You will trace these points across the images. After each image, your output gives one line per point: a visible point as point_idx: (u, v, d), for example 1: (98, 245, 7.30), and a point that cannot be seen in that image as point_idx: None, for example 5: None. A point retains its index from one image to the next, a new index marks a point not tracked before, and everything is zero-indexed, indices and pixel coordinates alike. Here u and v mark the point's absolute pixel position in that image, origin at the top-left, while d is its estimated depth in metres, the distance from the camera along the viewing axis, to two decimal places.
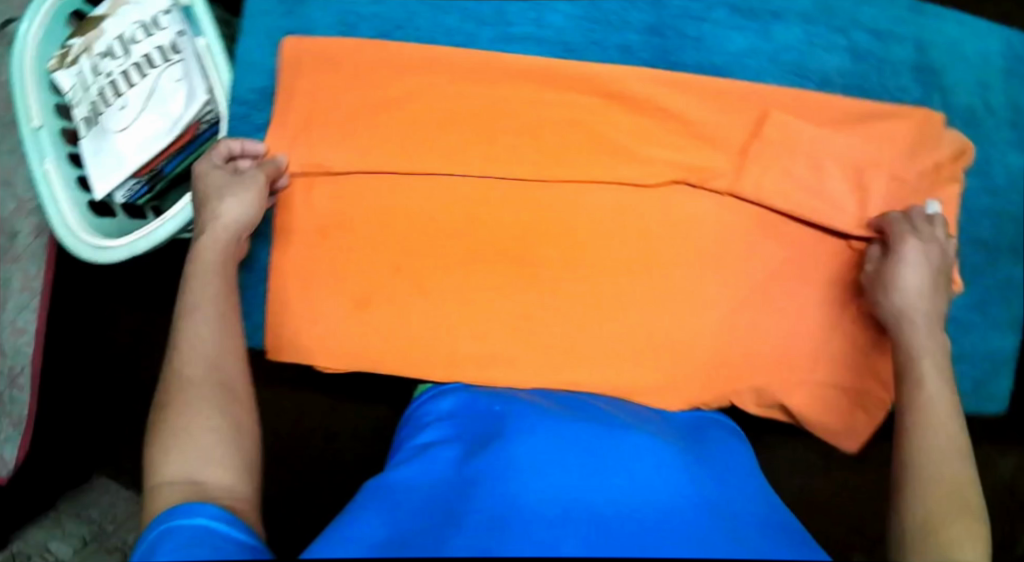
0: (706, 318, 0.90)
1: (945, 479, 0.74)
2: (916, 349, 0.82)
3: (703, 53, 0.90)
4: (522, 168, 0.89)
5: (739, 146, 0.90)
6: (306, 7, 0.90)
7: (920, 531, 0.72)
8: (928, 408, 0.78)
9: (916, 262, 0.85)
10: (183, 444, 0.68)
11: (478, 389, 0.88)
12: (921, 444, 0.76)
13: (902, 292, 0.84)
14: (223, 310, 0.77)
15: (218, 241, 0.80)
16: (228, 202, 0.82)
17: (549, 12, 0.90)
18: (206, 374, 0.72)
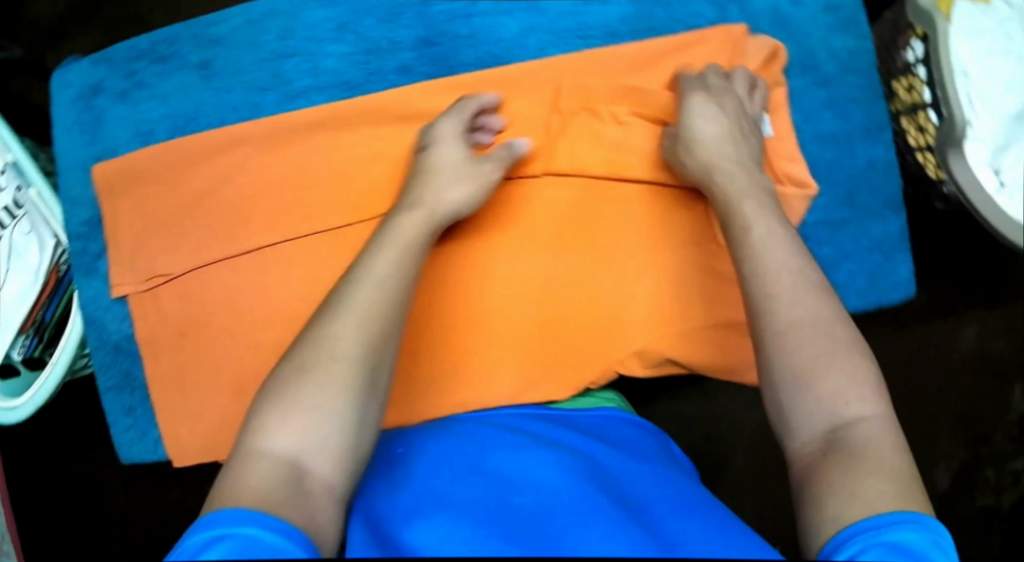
0: (565, 300, 0.88)
1: (800, 322, 0.71)
2: (731, 195, 0.80)
3: (479, 47, 0.90)
4: (344, 214, 0.89)
5: (544, 125, 0.89)
6: (105, 130, 0.92)
7: (799, 389, 0.69)
8: (767, 251, 0.75)
9: (708, 111, 0.84)
10: (303, 421, 0.67)
11: None
12: (771, 298, 0.73)
13: (702, 147, 0.83)
14: (394, 292, 0.74)
15: (420, 219, 0.79)
16: (449, 183, 0.82)
17: (321, 58, 0.89)
18: (361, 353, 0.70)
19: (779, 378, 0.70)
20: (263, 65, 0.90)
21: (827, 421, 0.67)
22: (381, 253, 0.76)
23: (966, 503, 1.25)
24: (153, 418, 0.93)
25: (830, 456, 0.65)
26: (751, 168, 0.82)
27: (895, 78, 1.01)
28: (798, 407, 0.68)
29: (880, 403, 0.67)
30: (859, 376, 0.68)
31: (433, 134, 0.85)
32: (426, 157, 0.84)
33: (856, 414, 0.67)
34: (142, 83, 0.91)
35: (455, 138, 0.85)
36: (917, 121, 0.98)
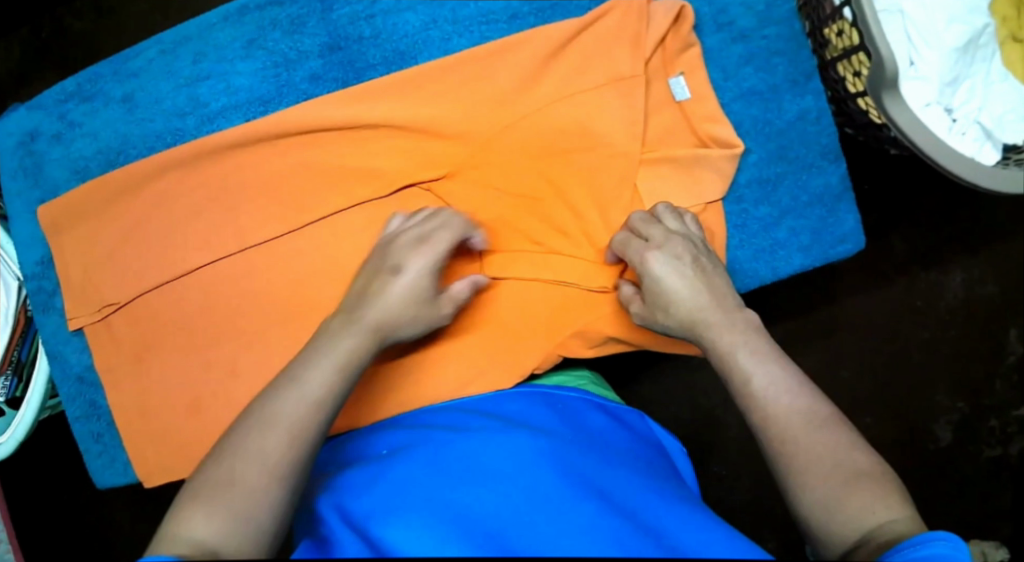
0: (498, 289, 0.89)
1: (822, 458, 0.68)
2: (732, 358, 0.77)
3: (384, 45, 0.90)
4: (274, 226, 0.90)
5: (458, 118, 0.87)
6: (43, 171, 0.95)
7: (821, 512, 0.66)
8: (771, 398, 0.73)
9: (675, 272, 0.81)
10: (226, 518, 0.63)
11: (351, 433, 0.85)
12: (785, 441, 0.70)
13: (681, 309, 0.81)
14: (330, 401, 0.71)
15: (360, 342, 0.76)
16: (405, 320, 0.80)
17: (233, 77, 0.91)
18: (288, 465, 0.66)
19: (798, 487, 0.68)
20: (179, 91, 0.92)
21: (853, 531, 0.65)
22: (315, 360, 0.73)
23: (972, 455, 1.21)
24: (121, 443, 0.95)
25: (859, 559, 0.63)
26: (734, 315, 0.80)
27: (824, 25, 0.97)
28: (822, 515, 0.66)
29: (905, 505, 0.66)
30: (878, 479, 0.67)
31: (405, 259, 0.81)
32: (385, 281, 0.80)
33: (881, 520, 0.65)
34: (74, 123, 0.94)
35: (427, 274, 0.81)
36: (852, 65, 0.95)
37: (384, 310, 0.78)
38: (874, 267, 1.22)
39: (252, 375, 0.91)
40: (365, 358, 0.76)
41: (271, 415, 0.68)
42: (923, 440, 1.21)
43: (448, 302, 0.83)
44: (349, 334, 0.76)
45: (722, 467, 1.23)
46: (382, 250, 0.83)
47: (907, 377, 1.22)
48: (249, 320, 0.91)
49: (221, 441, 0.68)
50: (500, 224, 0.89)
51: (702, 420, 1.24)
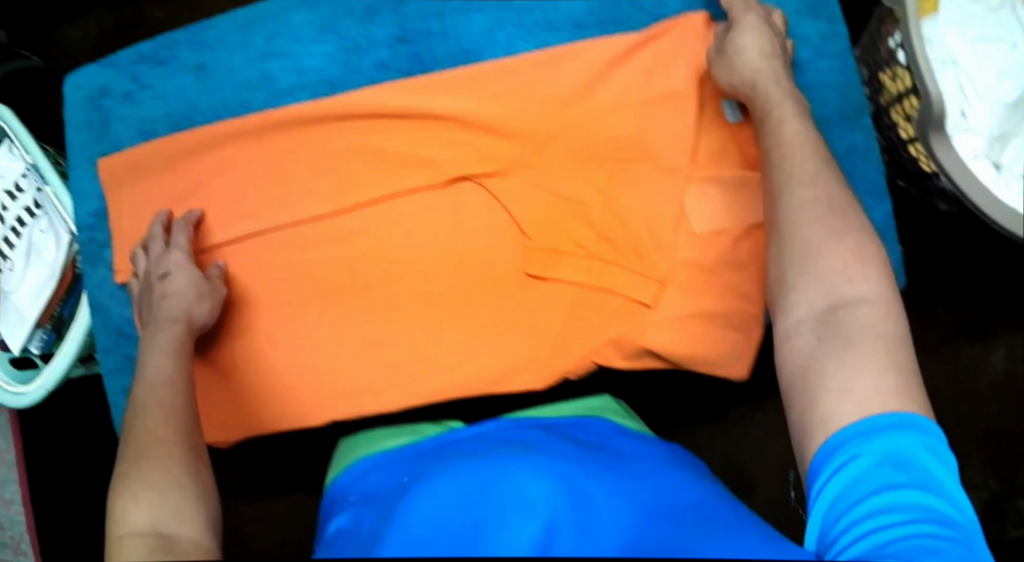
0: (538, 290, 0.91)
1: (824, 237, 0.72)
2: (777, 119, 0.80)
3: (452, 42, 0.92)
4: (327, 204, 0.93)
5: (514, 118, 0.90)
6: (110, 128, 0.98)
7: (800, 261, 0.73)
8: (791, 142, 0.79)
9: (755, 26, 0.84)
10: (150, 494, 0.71)
11: (382, 458, 0.86)
12: (790, 207, 0.75)
13: (746, 58, 0.83)
14: (177, 366, 0.84)
15: (172, 329, 0.87)
16: (193, 301, 0.89)
17: (304, 57, 0.93)
18: (175, 434, 0.76)
19: (790, 274, 0.73)
20: (252, 65, 0.95)
21: (827, 298, 0.70)
22: (146, 363, 0.84)
23: (995, 534, 1.19)
24: None
25: (825, 339, 0.69)
26: (789, 86, 0.83)
27: (880, 68, 0.98)
28: (804, 278, 0.72)
29: (882, 283, 0.70)
30: (867, 264, 0.71)
31: (167, 263, 0.91)
32: (156, 289, 0.90)
33: (858, 294, 0.70)
34: (145, 85, 0.97)
35: (186, 265, 0.91)
36: (904, 110, 0.95)
37: (170, 303, 0.88)
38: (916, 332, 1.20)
39: (292, 347, 0.94)
40: (185, 342, 0.87)
41: (140, 413, 0.78)
42: None
43: (213, 278, 0.92)
44: (160, 331, 0.86)
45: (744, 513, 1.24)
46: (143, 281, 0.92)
47: None
48: (298, 294, 0.94)
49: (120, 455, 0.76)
50: (547, 226, 0.91)
51: (725, 460, 1.25)
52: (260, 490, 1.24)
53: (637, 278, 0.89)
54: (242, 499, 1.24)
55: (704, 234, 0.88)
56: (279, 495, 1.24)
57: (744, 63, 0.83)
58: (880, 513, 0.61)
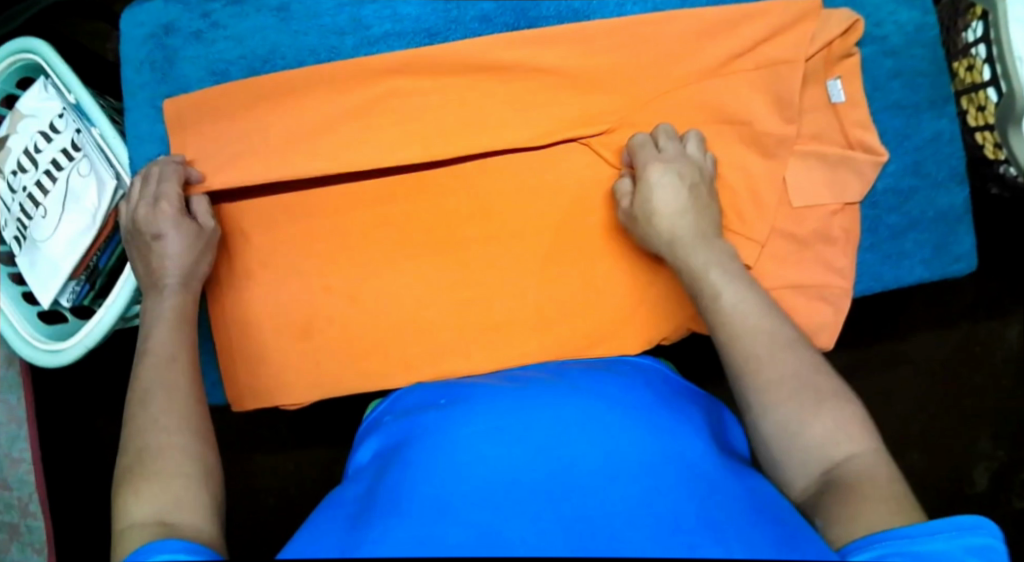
0: (635, 254, 0.90)
1: (783, 380, 0.72)
2: (697, 269, 0.81)
3: (560, 0, 0.91)
4: (419, 162, 0.89)
5: (619, 83, 0.90)
6: (177, 68, 0.92)
7: (783, 438, 0.71)
8: (738, 313, 0.77)
9: (668, 184, 0.85)
10: (155, 483, 0.68)
11: (433, 392, 0.82)
12: (746, 357, 0.74)
13: (662, 220, 0.84)
14: (180, 334, 0.81)
15: (171, 292, 0.84)
16: (193, 260, 0.85)
17: (401, 5, 0.90)
18: (179, 418, 0.73)
19: (768, 436, 0.72)
20: (342, 9, 0.90)
21: (821, 466, 0.69)
22: (151, 332, 0.81)
23: (1001, 505, 1.24)
24: (213, 361, 0.93)
25: (827, 494, 0.67)
26: (712, 240, 0.84)
27: (956, 58, 1.03)
28: (790, 447, 0.70)
29: (869, 434, 0.69)
30: (841, 413, 0.70)
31: (158, 222, 0.85)
32: (151, 250, 0.85)
33: (847, 454, 0.68)
34: (218, 24, 0.91)
35: (178, 218, 0.85)
36: (977, 100, 1.00)
37: (170, 267, 0.84)
38: (945, 310, 1.24)
39: (377, 304, 0.89)
40: (190, 308, 0.84)
41: (142, 387, 0.76)
42: (956, 482, 1.23)
43: (205, 221, 0.87)
44: (165, 296, 0.84)
45: None
46: (132, 235, 0.86)
47: (954, 421, 1.24)
48: (383, 252, 0.90)
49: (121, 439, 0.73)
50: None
51: None
52: (284, 453, 1.18)
53: (739, 241, 0.89)
54: (266, 458, 1.18)
55: (799, 207, 0.90)
56: (306, 461, 1.18)
57: (660, 216, 0.84)
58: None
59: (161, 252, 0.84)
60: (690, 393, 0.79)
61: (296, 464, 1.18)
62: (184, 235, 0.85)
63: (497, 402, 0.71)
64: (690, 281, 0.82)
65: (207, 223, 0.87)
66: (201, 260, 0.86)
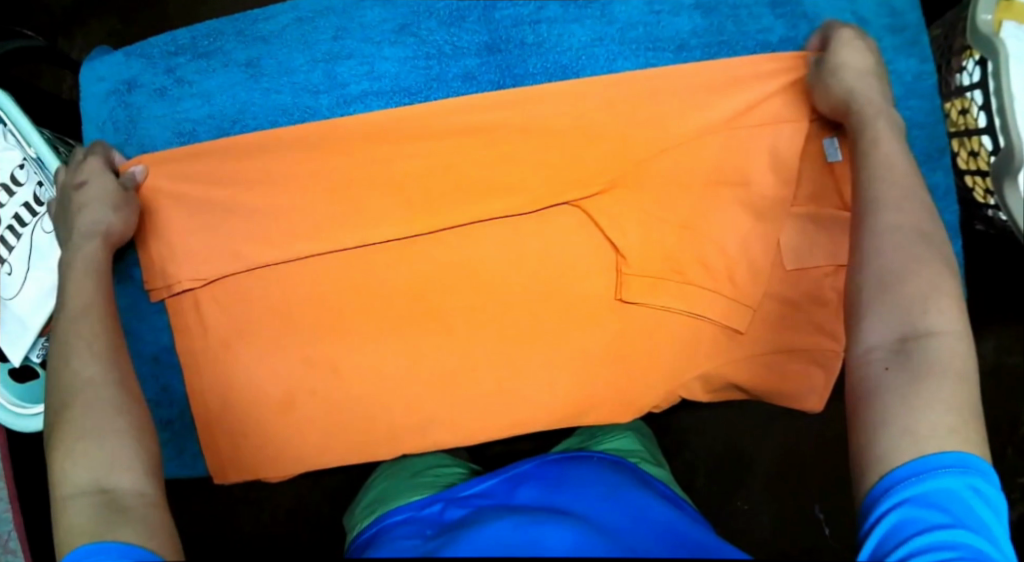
0: (625, 320, 0.87)
1: (905, 233, 0.72)
2: (866, 114, 0.80)
3: (547, 55, 0.86)
4: (397, 229, 0.86)
5: (609, 143, 0.86)
6: (139, 126, 0.87)
7: (883, 279, 0.70)
8: (887, 164, 0.76)
9: (853, 42, 0.83)
10: (85, 450, 0.67)
11: (413, 511, 0.79)
12: (880, 207, 0.74)
13: (846, 75, 0.82)
14: (99, 281, 0.78)
15: (91, 245, 0.80)
16: (106, 211, 0.81)
17: (378, 62, 0.85)
18: (105, 371, 0.72)
19: (866, 288, 0.71)
20: (316, 66, 0.85)
21: (901, 326, 0.68)
22: (66, 285, 0.78)
23: None
24: (192, 434, 0.90)
25: (895, 368, 0.67)
26: (889, 106, 0.81)
27: (948, 99, 1.00)
28: (886, 299, 0.69)
29: (962, 319, 0.68)
30: (946, 297, 0.69)
31: (82, 171, 0.82)
32: (70, 200, 0.82)
33: (935, 326, 0.67)
34: (183, 80, 0.86)
35: (102, 173, 0.82)
36: (969, 145, 0.98)
37: (85, 214, 0.80)
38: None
39: (360, 379, 0.87)
40: (106, 257, 0.80)
41: (66, 355, 0.73)
42: None
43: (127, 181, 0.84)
44: (82, 245, 0.80)
45: (744, 501, 1.24)
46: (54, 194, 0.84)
47: None
48: (364, 321, 0.87)
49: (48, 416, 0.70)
50: (644, 249, 0.87)
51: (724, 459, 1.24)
52: None
53: (732, 308, 0.87)
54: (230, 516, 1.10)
55: (792, 269, 0.89)
56: (265, 512, 1.10)
57: (853, 75, 0.82)
58: (930, 550, 0.60)
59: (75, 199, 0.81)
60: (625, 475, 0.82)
61: (254, 523, 1.10)
62: (100, 185, 0.82)
63: (485, 521, 0.72)
64: (855, 125, 0.80)
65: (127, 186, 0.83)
66: (115, 214, 0.82)
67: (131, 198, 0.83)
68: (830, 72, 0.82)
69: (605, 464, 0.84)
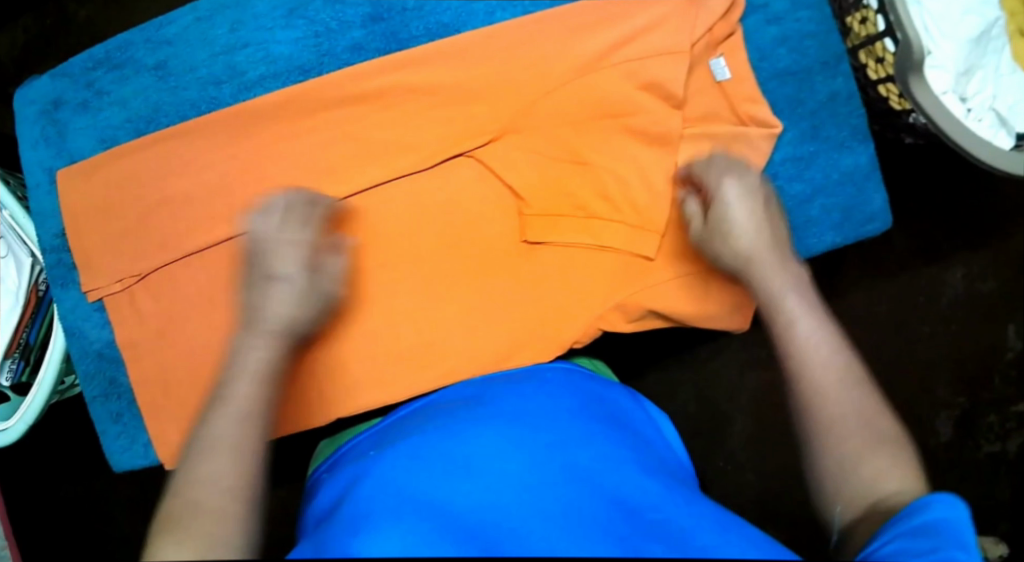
0: (536, 261, 0.91)
1: (840, 418, 0.71)
2: (775, 286, 0.82)
3: (428, 18, 0.91)
4: (307, 201, 0.90)
5: (497, 93, 0.89)
6: (68, 140, 0.93)
7: (841, 474, 0.69)
8: (806, 346, 0.76)
9: (741, 200, 0.85)
10: (194, 542, 0.60)
11: (400, 412, 0.85)
12: (814, 385, 0.74)
13: (741, 243, 0.84)
14: (266, 389, 0.72)
15: (271, 340, 0.77)
16: (298, 313, 0.80)
17: (272, 46, 0.90)
18: (242, 472, 0.65)
19: (828, 473, 0.70)
20: (216, 59, 0.91)
21: (865, 496, 0.67)
22: (234, 383, 0.72)
23: (972, 450, 1.21)
24: (142, 423, 0.94)
25: (868, 527, 0.65)
26: (787, 259, 0.84)
27: (849, 13, 0.99)
28: (845, 480, 0.69)
29: (915, 471, 0.68)
30: (902, 459, 0.69)
31: (275, 264, 0.80)
32: (264, 292, 0.79)
33: (896, 488, 0.67)
34: (102, 92, 0.92)
35: (305, 264, 0.81)
36: (875, 53, 0.97)
37: (276, 313, 0.78)
38: (877, 263, 1.21)
39: None
40: (275, 358, 0.76)
41: (221, 415, 0.69)
42: (920, 434, 1.21)
43: (328, 277, 0.83)
44: (256, 340, 0.76)
45: (726, 458, 1.25)
46: (252, 253, 0.82)
47: (910, 367, 1.21)
48: None
49: (183, 456, 0.67)
50: (542, 189, 0.90)
51: (699, 412, 1.26)
52: None
53: (636, 235, 0.89)
54: None
55: (695, 190, 0.90)
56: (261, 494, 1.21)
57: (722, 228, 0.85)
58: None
59: (267, 298, 0.79)
60: (611, 390, 0.86)
61: None
62: (305, 278, 0.81)
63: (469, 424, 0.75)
64: (765, 297, 0.82)
65: (333, 270, 0.84)
66: (296, 309, 0.80)
67: (321, 289, 0.82)
68: (713, 232, 0.85)
69: (572, 368, 0.88)
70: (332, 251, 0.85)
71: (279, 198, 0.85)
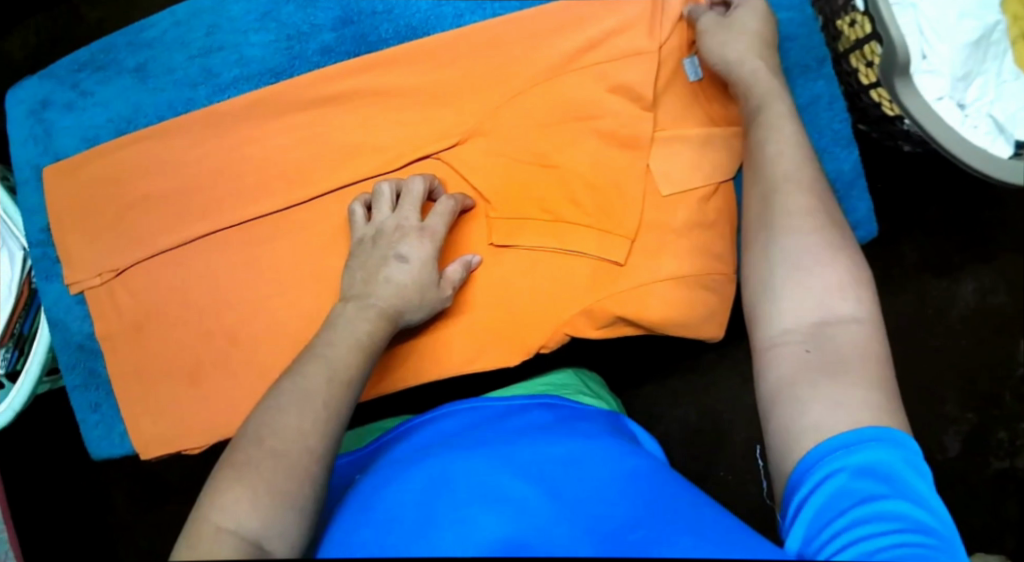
0: (504, 262, 0.89)
1: (798, 219, 0.72)
2: (759, 97, 0.81)
3: (396, 19, 0.92)
4: (278, 200, 0.91)
5: (466, 94, 0.90)
6: (55, 139, 0.95)
7: (787, 271, 0.69)
8: (777, 160, 0.76)
9: (749, 18, 0.85)
10: (263, 491, 0.60)
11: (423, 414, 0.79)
12: (782, 201, 0.73)
13: (732, 51, 0.83)
14: (363, 359, 0.72)
15: (369, 317, 0.76)
16: (411, 305, 0.81)
17: (245, 48, 0.92)
18: (320, 431, 0.64)
19: (779, 280, 0.69)
20: (193, 62, 0.93)
21: (812, 313, 0.67)
22: (331, 344, 0.72)
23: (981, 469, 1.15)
24: (117, 414, 0.95)
25: (813, 352, 0.65)
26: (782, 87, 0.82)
27: (838, 16, 0.95)
28: (792, 289, 0.68)
29: (869, 305, 0.67)
30: (860, 285, 0.68)
31: (404, 247, 0.82)
32: (384, 267, 0.81)
33: (849, 313, 0.66)
34: (86, 93, 0.95)
35: (429, 260, 0.82)
36: (866, 55, 0.92)
37: (384, 293, 0.79)
38: (880, 273, 1.16)
39: (255, 344, 0.91)
40: (381, 336, 0.76)
41: (296, 377, 0.67)
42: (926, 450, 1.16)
43: (446, 285, 0.84)
44: (351, 309, 0.77)
45: (726, 470, 1.19)
46: (365, 241, 0.84)
47: (914, 381, 1.16)
48: (259, 289, 0.91)
49: (270, 395, 0.66)
50: (511, 191, 0.89)
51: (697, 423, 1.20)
52: None
53: (605, 238, 0.87)
54: None
55: (669, 195, 0.87)
56: None
57: (723, 52, 0.83)
58: (856, 525, 0.57)
59: (386, 276, 0.80)
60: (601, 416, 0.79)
61: None
62: (430, 275, 0.82)
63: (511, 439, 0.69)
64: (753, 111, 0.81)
65: (453, 277, 0.85)
66: (412, 297, 0.81)
67: (437, 292, 0.83)
68: (714, 40, 0.84)
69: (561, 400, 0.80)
70: (450, 213, 0.86)
71: (407, 182, 0.87)
